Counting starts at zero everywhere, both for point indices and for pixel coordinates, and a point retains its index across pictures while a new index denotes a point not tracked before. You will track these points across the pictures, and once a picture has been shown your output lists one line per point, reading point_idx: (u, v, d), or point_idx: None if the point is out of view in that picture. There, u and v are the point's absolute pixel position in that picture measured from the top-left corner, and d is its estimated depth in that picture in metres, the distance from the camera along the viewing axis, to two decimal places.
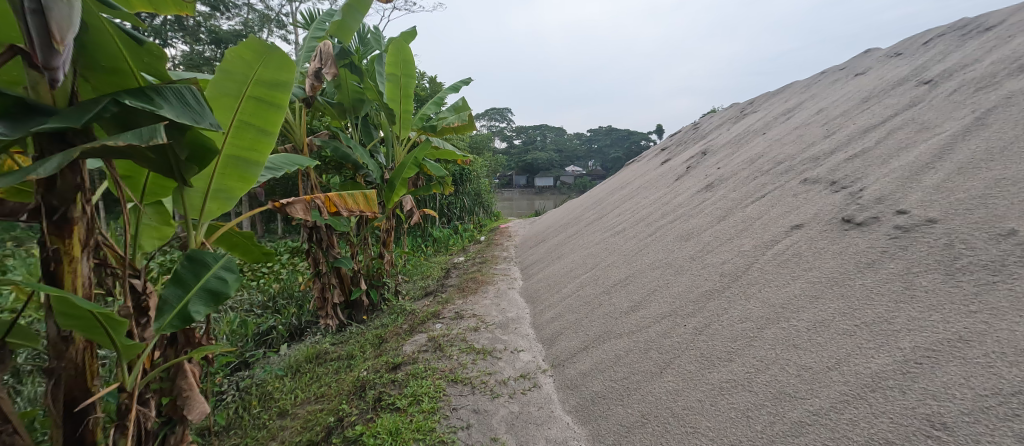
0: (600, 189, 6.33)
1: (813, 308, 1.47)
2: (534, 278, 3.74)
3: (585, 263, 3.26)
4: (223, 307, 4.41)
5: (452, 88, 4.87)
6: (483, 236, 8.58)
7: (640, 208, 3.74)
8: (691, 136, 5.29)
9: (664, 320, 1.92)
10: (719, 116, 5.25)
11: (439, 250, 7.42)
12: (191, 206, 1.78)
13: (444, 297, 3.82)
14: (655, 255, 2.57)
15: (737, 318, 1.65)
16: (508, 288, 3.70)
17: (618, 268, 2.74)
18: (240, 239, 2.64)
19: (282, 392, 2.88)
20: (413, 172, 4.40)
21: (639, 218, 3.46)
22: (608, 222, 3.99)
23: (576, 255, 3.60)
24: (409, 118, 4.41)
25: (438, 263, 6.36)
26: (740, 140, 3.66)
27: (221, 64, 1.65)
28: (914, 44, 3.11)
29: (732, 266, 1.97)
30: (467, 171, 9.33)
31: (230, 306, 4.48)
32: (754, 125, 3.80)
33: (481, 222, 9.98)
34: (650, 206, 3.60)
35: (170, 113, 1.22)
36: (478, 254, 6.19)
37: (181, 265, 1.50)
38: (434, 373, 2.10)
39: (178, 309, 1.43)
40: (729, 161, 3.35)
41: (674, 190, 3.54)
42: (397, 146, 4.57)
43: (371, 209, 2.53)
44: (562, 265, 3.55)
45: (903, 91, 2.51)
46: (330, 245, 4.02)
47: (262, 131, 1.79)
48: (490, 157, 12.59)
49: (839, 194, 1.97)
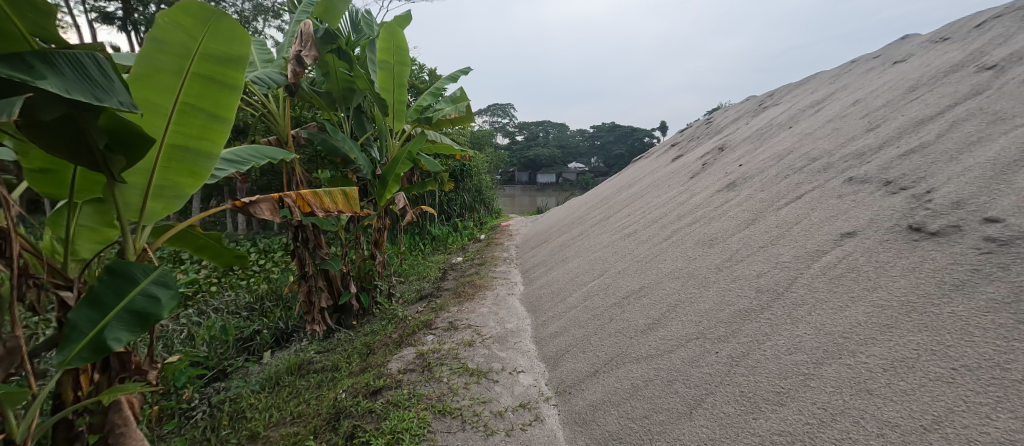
0: (606, 186, 6.03)
1: (889, 341, 1.17)
2: (535, 283, 3.44)
3: (592, 268, 2.97)
4: (205, 310, 4.14)
5: (450, 78, 4.56)
6: (483, 233, 8.30)
7: (651, 207, 3.44)
8: (704, 131, 4.99)
9: (690, 344, 1.62)
10: (734, 110, 4.91)
11: (437, 249, 7.14)
12: (129, 206, 1.50)
13: (439, 303, 3.53)
14: (673, 262, 2.28)
15: (785, 347, 1.36)
16: (508, 294, 3.41)
17: (630, 276, 2.44)
18: (206, 240, 2.36)
19: (256, 409, 2.60)
20: (406, 168, 4.11)
21: (651, 219, 3.16)
22: (617, 222, 3.69)
23: (581, 258, 3.31)
24: (403, 109, 4.11)
25: (436, 263, 6.07)
26: (763, 134, 3.35)
27: (154, 31, 1.34)
28: (964, 28, 2.79)
29: (769, 280, 1.68)
30: (468, 166, 9.03)
31: (211, 308, 4.21)
32: (778, 117, 3.49)
33: (482, 219, 9.69)
34: (662, 205, 3.30)
35: (55, 85, 0.93)
36: (477, 254, 5.89)
37: (97, 280, 1.20)
38: (419, 401, 1.81)
39: (90, 337, 1.14)
40: (752, 157, 3.05)
41: (690, 189, 3.24)
42: (391, 140, 4.29)
43: (352, 210, 2.22)
44: (566, 270, 3.26)
45: (961, 78, 2.21)
46: (318, 245, 3.77)
47: (214, 117, 1.51)
48: (492, 153, 12.27)
49: (900, 196, 1.67)
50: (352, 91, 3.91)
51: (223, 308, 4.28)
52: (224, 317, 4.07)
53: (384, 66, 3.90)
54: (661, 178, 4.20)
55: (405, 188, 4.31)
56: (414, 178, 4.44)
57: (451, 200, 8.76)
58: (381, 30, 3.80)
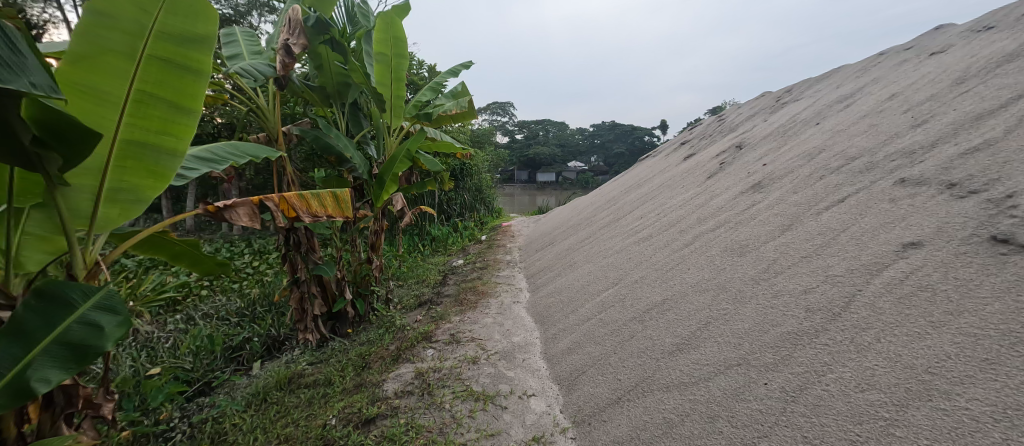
0: (612, 186, 5.82)
1: (995, 382, 0.97)
2: (542, 291, 3.22)
3: (605, 275, 2.75)
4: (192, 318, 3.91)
5: (451, 72, 4.34)
6: (484, 234, 8.08)
7: (666, 209, 3.22)
8: (716, 128, 4.77)
9: (730, 372, 1.41)
10: (748, 106, 4.68)
11: (436, 250, 6.92)
12: (78, 213, 1.27)
13: (439, 311, 3.31)
14: (699, 271, 2.06)
15: (853, 380, 1.15)
16: (513, 302, 3.20)
17: (650, 286, 2.22)
18: (181, 248, 2.14)
19: (240, 431, 2.38)
20: (405, 167, 3.89)
21: (667, 223, 2.94)
22: (628, 225, 3.47)
23: (591, 264, 3.09)
24: (401, 105, 3.89)
25: (436, 266, 5.84)
26: (786, 131, 3.14)
27: (98, 3, 1.12)
28: (1009, 16, 2.57)
29: (819, 297, 1.47)
30: (468, 165, 8.80)
31: (198, 315, 3.98)
32: (801, 113, 3.27)
33: (482, 219, 9.45)
34: (679, 207, 3.07)
35: None
36: (477, 256, 5.67)
37: (20, 307, 1.01)
38: (417, 435, 1.60)
39: (10, 376, 0.95)
40: (777, 155, 2.83)
41: (709, 190, 3.01)
42: (389, 138, 4.07)
43: (342, 214, 2.00)
44: (575, 277, 3.04)
45: (1020, 68, 1.99)
46: (311, 249, 3.57)
47: (176, 108, 1.29)
48: (492, 152, 12.05)
49: (971, 201, 1.46)
50: (347, 85, 3.69)
51: (212, 315, 4.06)
52: (210, 325, 3.84)
53: (380, 58, 3.68)
54: (674, 178, 3.98)
55: (402, 187, 4.08)
56: (412, 177, 4.21)
57: (450, 200, 8.54)
58: (378, 20, 3.56)
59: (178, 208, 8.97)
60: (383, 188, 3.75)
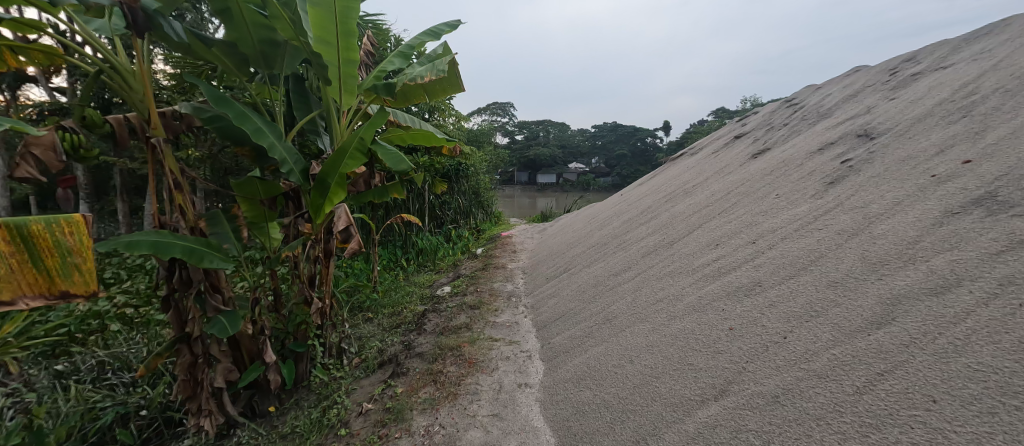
0: (642, 191, 4.61)
1: None
2: (566, 366, 1.97)
3: (686, 357, 1.53)
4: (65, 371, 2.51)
5: (432, 33, 3.11)
6: (480, 245, 6.89)
7: (765, 233, 2.01)
8: (791, 114, 3.55)
9: None
10: (837, 84, 3.47)
11: (422, 268, 5.71)
12: None
13: (403, 392, 2.10)
14: (982, 422, 0.85)
15: None
16: (520, 382, 1.98)
17: (834, 431, 1.00)
18: None
19: None
20: (357, 164, 2.63)
21: (782, 260, 1.72)
22: (695, 255, 2.25)
23: (651, 326, 1.85)
24: (353, 73, 2.67)
25: (417, 292, 4.57)
26: (968, 108, 1.92)
27: None
28: None
29: None
30: (463, 165, 7.52)
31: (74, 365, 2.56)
32: (980, 81, 2.05)
33: (477, 226, 8.16)
34: (796, 233, 1.85)
35: None
36: (470, 279, 4.43)
37: None
38: None
39: None
40: (987, 145, 1.61)
41: (852, 205, 1.79)
42: (339, 123, 2.83)
43: (29, 293, 1.53)
44: (625, 352, 1.79)
45: None
46: (212, 288, 2.39)
47: None
48: (491, 151, 10.79)
49: None
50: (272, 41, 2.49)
51: (107, 375, 2.60)
52: (81, 392, 2.40)
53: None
54: (751, 183, 2.74)
55: (353, 195, 2.86)
56: (373, 179, 2.95)
57: (442, 204, 7.25)
58: None
59: (135, 215, 7.87)
60: (326, 197, 2.55)
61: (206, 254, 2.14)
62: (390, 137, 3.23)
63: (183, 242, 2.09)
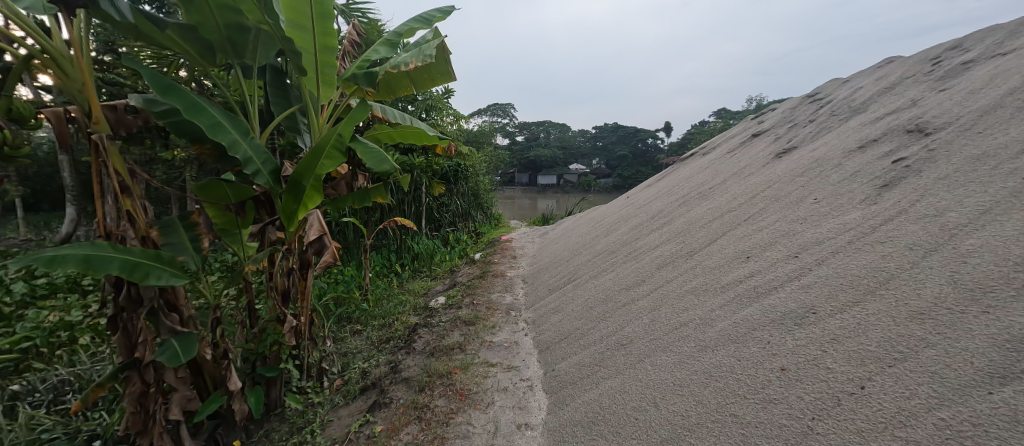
0: (650, 193, 4.30)
1: None
2: (575, 403, 1.67)
3: (729, 406, 1.21)
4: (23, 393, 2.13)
5: (420, 19, 2.81)
6: (479, 249, 6.59)
7: (809, 245, 1.70)
8: (817, 109, 3.25)
9: None
10: (868, 77, 3.17)
11: (417, 274, 5.40)
12: None
13: (386, 429, 1.80)
14: None
15: None
16: (520, 423, 1.67)
17: None
18: None
19: None
20: (335, 165, 2.32)
21: (838, 280, 1.42)
22: (723, 268, 1.94)
23: (676, 358, 1.55)
24: (331, 61, 2.39)
25: (409, 301, 4.26)
26: None
27: None
28: None
29: None
30: (462, 166, 7.22)
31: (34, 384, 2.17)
32: None
33: (476, 229, 7.85)
34: (851, 247, 1.54)
35: None
36: (467, 287, 4.13)
37: None
38: None
39: None
40: None
41: (921, 214, 1.48)
42: (317, 118, 2.53)
43: None
44: (646, 390, 1.48)
45: None
46: (167, 306, 2.09)
47: None
48: (491, 152, 10.53)
49: None
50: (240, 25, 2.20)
51: (67, 398, 2.19)
52: (28, 420, 2.00)
53: None
54: (780, 186, 2.44)
55: (331, 198, 2.54)
56: (355, 181, 2.64)
57: (439, 206, 6.93)
58: None
59: None
60: (300, 201, 2.25)
61: (150, 268, 1.83)
62: (377, 134, 2.91)
63: (123, 256, 1.79)
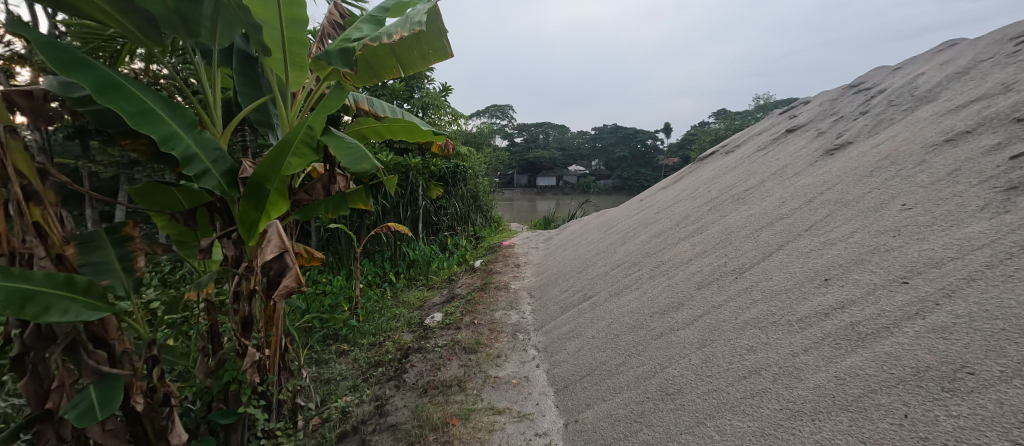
0: (669, 196, 3.89)
1: None
2: None
3: None
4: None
5: None
6: (479, 254, 6.17)
7: (920, 268, 1.29)
8: (868, 99, 2.84)
9: None
10: (927, 63, 2.77)
11: (412, 283, 4.97)
12: None
13: None
14: None
15: None
16: None
17: None
18: None
19: None
20: (302, 163, 1.88)
21: (994, 324, 1.01)
22: (793, 293, 1.53)
23: (757, 427, 1.13)
24: (300, 37, 1.99)
25: (403, 316, 3.82)
26: None
27: None
28: None
29: None
30: (461, 167, 6.79)
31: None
32: None
33: (475, 233, 7.41)
34: (993, 274, 1.13)
35: None
36: (467, 301, 3.71)
37: None
38: None
39: None
40: None
41: None
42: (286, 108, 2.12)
43: None
44: None
45: None
46: (93, 341, 1.58)
47: None
48: (490, 153, 10.13)
49: None
50: None
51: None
52: None
53: None
54: (844, 187, 2.02)
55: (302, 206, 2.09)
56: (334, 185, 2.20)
57: (436, 210, 6.51)
58: None
59: None
60: (262, 209, 1.81)
61: (53, 300, 1.40)
62: (360, 129, 2.50)
63: (15, 284, 1.35)
